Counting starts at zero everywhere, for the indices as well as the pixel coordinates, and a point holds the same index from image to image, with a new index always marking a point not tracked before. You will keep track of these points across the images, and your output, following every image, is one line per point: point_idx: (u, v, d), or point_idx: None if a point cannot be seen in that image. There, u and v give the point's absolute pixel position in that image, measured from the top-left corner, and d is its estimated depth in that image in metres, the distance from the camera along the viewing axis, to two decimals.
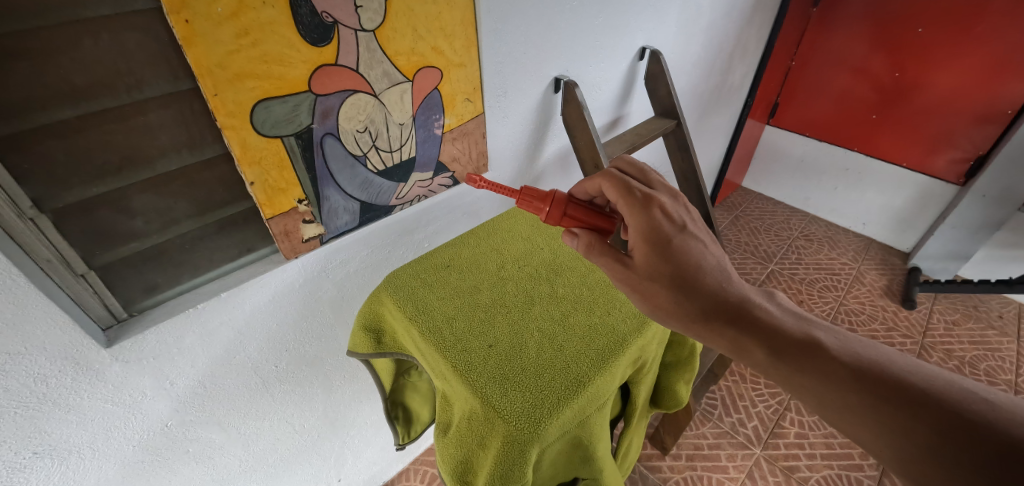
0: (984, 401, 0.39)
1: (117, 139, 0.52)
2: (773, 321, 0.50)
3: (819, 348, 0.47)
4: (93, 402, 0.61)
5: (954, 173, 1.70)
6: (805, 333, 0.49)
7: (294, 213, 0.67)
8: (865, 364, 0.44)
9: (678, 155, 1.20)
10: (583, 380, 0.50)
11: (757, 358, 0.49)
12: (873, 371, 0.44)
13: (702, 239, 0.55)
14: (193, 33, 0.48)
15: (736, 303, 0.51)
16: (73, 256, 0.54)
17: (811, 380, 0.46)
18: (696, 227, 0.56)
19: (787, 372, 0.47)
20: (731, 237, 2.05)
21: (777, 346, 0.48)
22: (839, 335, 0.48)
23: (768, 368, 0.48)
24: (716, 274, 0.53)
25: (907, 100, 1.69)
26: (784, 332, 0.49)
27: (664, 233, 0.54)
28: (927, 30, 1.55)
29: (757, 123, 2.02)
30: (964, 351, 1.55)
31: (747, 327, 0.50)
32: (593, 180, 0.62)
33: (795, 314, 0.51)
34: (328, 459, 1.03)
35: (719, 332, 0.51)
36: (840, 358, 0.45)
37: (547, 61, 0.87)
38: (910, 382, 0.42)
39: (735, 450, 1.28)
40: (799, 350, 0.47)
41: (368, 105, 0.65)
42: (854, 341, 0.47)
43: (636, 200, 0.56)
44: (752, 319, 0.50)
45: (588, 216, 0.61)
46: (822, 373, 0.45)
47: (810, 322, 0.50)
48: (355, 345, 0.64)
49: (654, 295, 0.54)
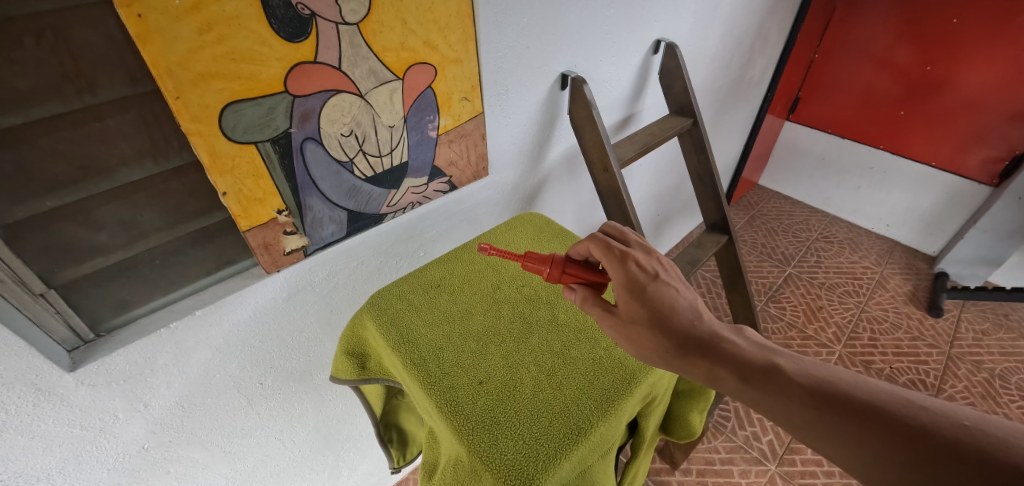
0: (919, 408, 0.38)
1: (71, 148, 0.48)
2: (739, 355, 0.45)
3: (779, 377, 0.43)
4: (59, 428, 0.56)
5: (987, 174, 1.60)
6: (768, 359, 0.45)
7: (274, 224, 0.61)
8: (823, 384, 0.41)
9: (693, 155, 1.11)
10: (584, 426, 0.44)
11: (731, 386, 0.44)
12: (828, 392, 0.41)
13: (677, 285, 0.50)
14: (148, 29, 0.43)
15: (706, 339, 0.46)
16: (31, 276, 0.49)
17: (778, 401, 0.42)
18: (670, 277, 0.51)
19: (754, 396, 0.43)
20: (747, 238, 1.97)
21: (744, 372, 0.44)
22: (798, 360, 0.44)
23: (741, 395, 0.44)
24: (687, 314, 0.48)
25: (936, 95, 1.59)
26: (749, 359, 0.45)
27: (638, 287, 0.49)
28: (963, 21, 1.45)
29: (777, 119, 1.92)
30: (994, 362, 1.46)
31: (718, 366, 0.45)
32: (581, 243, 0.55)
33: (759, 344, 0.47)
34: (323, 473, 0.99)
35: (694, 364, 0.46)
36: (798, 381, 0.42)
37: (553, 55, 0.80)
38: (857, 395, 0.40)
39: (749, 466, 1.22)
40: (764, 375, 0.43)
41: (353, 106, 0.59)
42: (811, 363, 0.44)
43: (614, 256, 0.51)
44: (722, 353, 0.45)
45: (586, 273, 0.54)
46: (784, 395, 0.42)
47: (772, 349, 0.46)
48: (338, 371, 0.60)
49: (638, 340, 0.48)
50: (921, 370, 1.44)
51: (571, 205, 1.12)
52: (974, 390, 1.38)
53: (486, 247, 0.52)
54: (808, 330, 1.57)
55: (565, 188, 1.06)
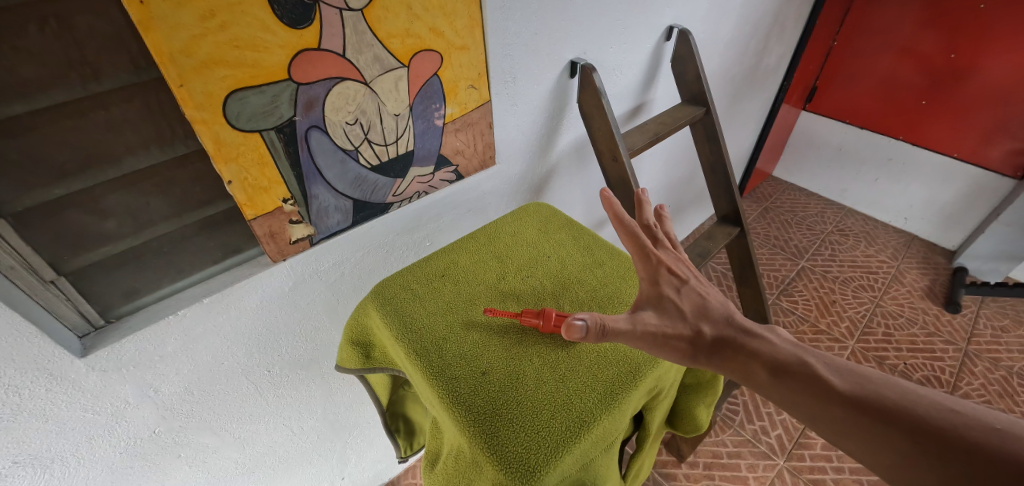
0: (948, 411, 0.36)
1: (77, 137, 0.48)
2: (769, 351, 0.45)
3: (809, 375, 0.42)
4: (71, 412, 0.57)
5: (1011, 167, 1.54)
6: (798, 357, 0.44)
7: (280, 213, 0.61)
8: (853, 385, 0.41)
9: (705, 145, 1.08)
10: (588, 419, 0.44)
11: (761, 380, 0.44)
12: (857, 390, 0.40)
13: (704, 290, 0.51)
14: (151, 16, 0.42)
15: (737, 335, 0.47)
16: (40, 262, 0.50)
17: (804, 397, 0.42)
18: (700, 283, 0.52)
19: (782, 391, 0.43)
20: (759, 230, 1.94)
21: (772, 367, 0.44)
22: (830, 360, 0.43)
23: (770, 389, 0.44)
24: (719, 314, 0.49)
25: (960, 83, 1.53)
26: (779, 356, 0.45)
27: (669, 287, 0.50)
28: (991, 6, 1.39)
29: (792, 109, 1.88)
30: (1013, 360, 1.42)
31: (747, 362, 0.45)
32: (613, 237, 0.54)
33: (791, 342, 0.46)
34: (331, 458, 1.00)
35: (725, 358, 0.46)
36: (828, 378, 0.42)
37: (562, 42, 0.79)
38: (886, 396, 0.39)
39: (756, 460, 1.21)
40: (792, 371, 0.43)
41: (357, 94, 0.59)
42: (844, 363, 0.43)
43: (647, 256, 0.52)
44: (753, 349, 0.45)
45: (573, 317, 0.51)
46: (811, 391, 0.41)
47: (804, 348, 0.46)
48: (344, 360, 0.61)
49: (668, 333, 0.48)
50: (936, 367, 1.41)
51: (579, 195, 1.10)
52: (991, 388, 1.35)
53: (492, 310, 0.54)
54: (820, 325, 1.54)
55: (574, 179, 1.05)
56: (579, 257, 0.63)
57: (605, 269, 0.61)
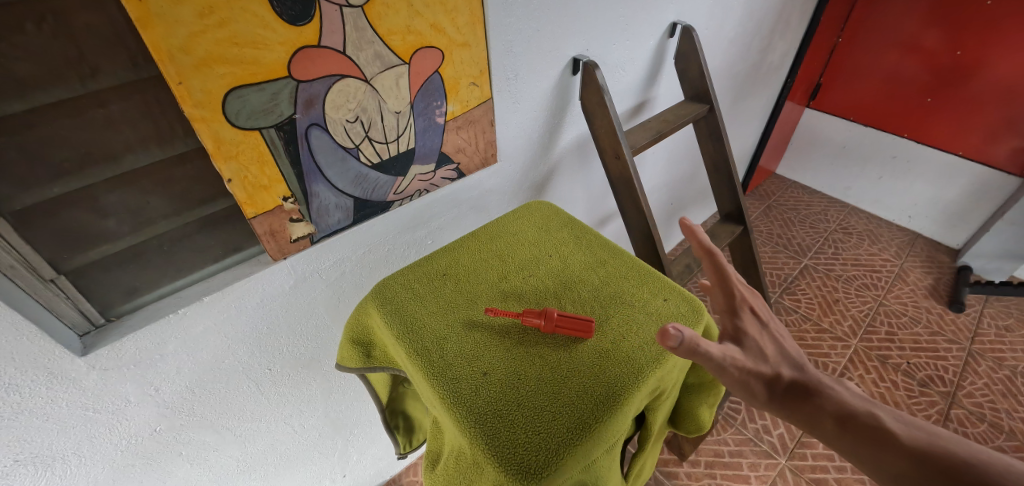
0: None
1: (75, 135, 0.47)
2: (837, 403, 0.45)
3: (879, 429, 0.42)
4: (72, 410, 0.57)
5: (1016, 165, 1.53)
6: (867, 412, 0.44)
7: (280, 212, 0.61)
8: (924, 443, 0.40)
9: (708, 143, 1.07)
10: (590, 421, 0.43)
11: (827, 430, 0.44)
12: (927, 449, 0.39)
13: (780, 337, 0.52)
14: (149, 13, 0.42)
15: (807, 384, 0.47)
16: (39, 261, 0.49)
17: (873, 450, 0.41)
18: (777, 329, 0.53)
19: (848, 442, 0.43)
20: (762, 228, 1.93)
21: (838, 417, 0.44)
22: (901, 418, 0.43)
23: (835, 439, 0.43)
24: (790, 360, 0.49)
25: (965, 80, 1.52)
26: (846, 407, 0.45)
27: (749, 328, 0.51)
28: (997, 2, 1.37)
29: (796, 106, 1.87)
30: (1018, 360, 1.41)
31: (817, 408, 0.45)
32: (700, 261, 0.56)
33: (861, 398, 0.46)
34: (333, 456, 1.00)
35: (794, 405, 0.46)
36: (898, 434, 0.41)
37: (564, 39, 0.78)
38: (960, 458, 0.38)
39: (758, 459, 1.21)
40: (859, 424, 0.43)
41: (358, 91, 0.58)
42: (915, 422, 0.43)
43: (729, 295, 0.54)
44: (821, 398, 0.46)
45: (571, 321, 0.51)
46: (879, 445, 0.41)
47: (874, 404, 0.45)
48: (344, 359, 0.60)
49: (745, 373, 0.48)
50: (940, 366, 1.40)
51: (581, 193, 1.10)
52: (994, 387, 1.34)
53: (494, 310, 0.53)
54: (823, 324, 1.54)
55: (576, 177, 1.04)
56: (580, 256, 0.63)
57: (607, 268, 0.61)
